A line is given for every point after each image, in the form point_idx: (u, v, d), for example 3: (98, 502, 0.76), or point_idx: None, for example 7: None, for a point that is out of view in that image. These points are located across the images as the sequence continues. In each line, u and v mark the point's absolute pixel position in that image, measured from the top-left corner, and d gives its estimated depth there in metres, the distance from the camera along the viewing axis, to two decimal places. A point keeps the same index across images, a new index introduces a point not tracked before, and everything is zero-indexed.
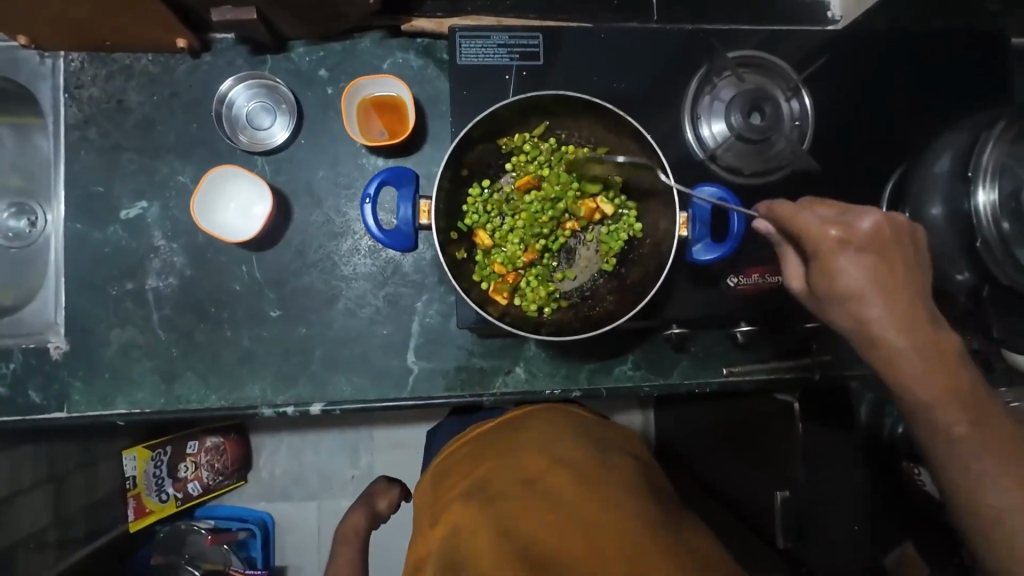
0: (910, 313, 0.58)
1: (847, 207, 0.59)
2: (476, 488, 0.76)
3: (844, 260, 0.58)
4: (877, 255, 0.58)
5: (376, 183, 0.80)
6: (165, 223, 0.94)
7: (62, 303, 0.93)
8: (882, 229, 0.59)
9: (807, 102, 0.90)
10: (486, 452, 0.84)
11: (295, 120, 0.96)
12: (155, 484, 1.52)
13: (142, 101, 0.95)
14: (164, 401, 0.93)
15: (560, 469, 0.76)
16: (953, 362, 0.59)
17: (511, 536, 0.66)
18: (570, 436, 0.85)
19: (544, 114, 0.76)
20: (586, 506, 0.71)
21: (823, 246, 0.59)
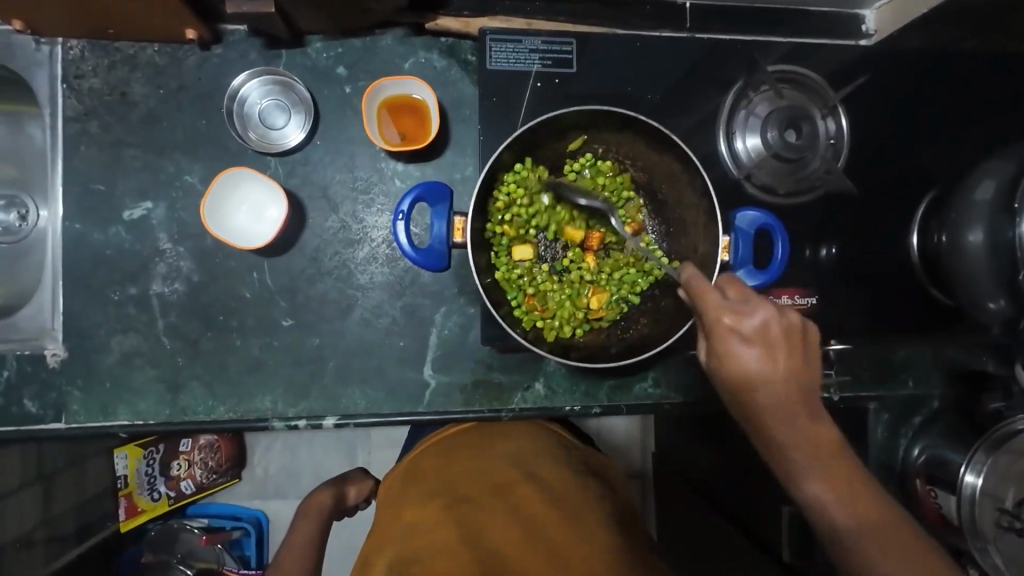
0: (794, 395, 0.62)
1: (762, 324, 0.61)
2: (444, 490, 0.89)
3: (736, 344, 0.62)
4: (764, 345, 0.61)
5: (410, 199, 0.79)
6: (172, 225, 0.89)
7: (59, 308, 0.87)
8: (791, 328, 0.62)
9: (842, 122, 0.89)
10: (460, 453, 0.96)
11: (312, 120, 0.91)
12: (149, 481, 1.53)
13: (147, 94, 0.89)
14: (169, 412, 0.88)
15: (527, 487, 0.89)
16: (836, 444, 0.64)
17: (469, 542, 0.79)
18: (546, 458, 0.96)
19: (582, 128, 0.74)
20: (546, 520, 0.85)
21: (718, 325, 0.62)
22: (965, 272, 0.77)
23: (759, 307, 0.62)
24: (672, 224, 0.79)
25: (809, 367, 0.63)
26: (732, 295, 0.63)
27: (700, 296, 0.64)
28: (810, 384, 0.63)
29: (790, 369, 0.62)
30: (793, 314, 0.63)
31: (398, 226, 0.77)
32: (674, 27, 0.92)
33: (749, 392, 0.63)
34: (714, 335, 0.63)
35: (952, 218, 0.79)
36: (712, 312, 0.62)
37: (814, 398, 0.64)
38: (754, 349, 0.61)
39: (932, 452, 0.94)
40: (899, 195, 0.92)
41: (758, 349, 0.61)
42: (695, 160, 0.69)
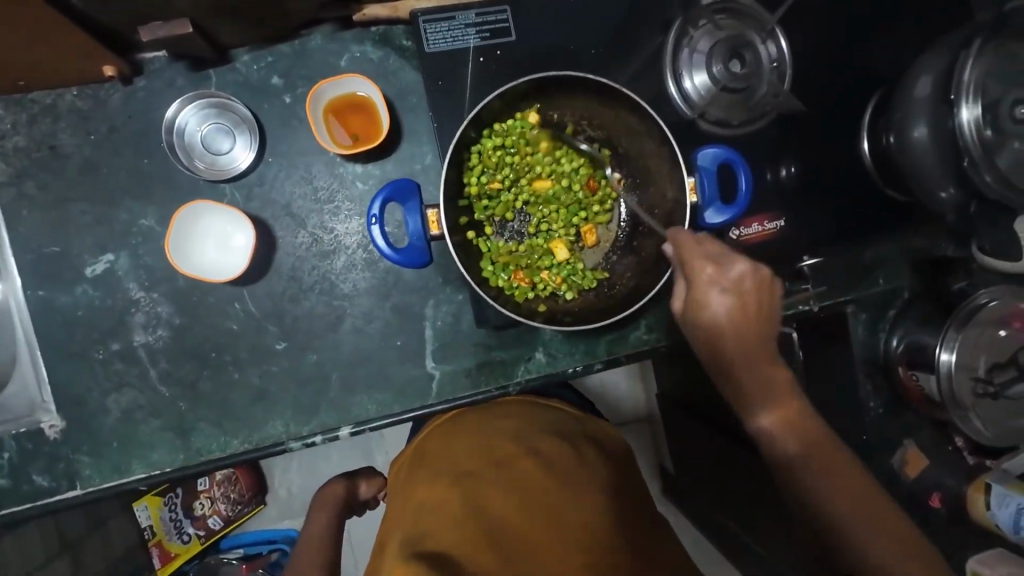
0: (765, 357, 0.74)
1: (724, 251, 0.72)
2: (442, 469, 0.89)
3: (716, 297, 0.71)
4: (741, 297, 0.71)
5: (379, 202, 0.79)
6: (139, 272, 0.87)
7: (44, 378, 0.85)
8: (745, 279, 0.71)
9: (783, 44, 0.90)
10: (453, 433, 0.97)
11: (258, 138, 0.88)
12: (175, 526, 1.55)
13: (79, 142, 0.85)
14: (183, 457, 0.88)
15: (526, 456, 0.89)
16: (804, 419, 0.75)
17: (472, 512, 0.80)
18: (538, 427, 0.97)
19: (533, 97, 0.74)
20: (546, 488, 0.85)
21: (702, 282, 0.71)
22: (915, 167, 0.81)
23: (738, 261, 0.71)
24: (637, 174, 0.80)
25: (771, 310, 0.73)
26: (710, 248, 0.72)
27: (680, 255, 0.72)
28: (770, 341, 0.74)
29: (772, 391, 0.75)
30: (763, 270, 0.72)
31: (374, 229, 0.77)
32: None
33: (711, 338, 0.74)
34: (694, 285, 0.72)
35: (896, 118, 0.82)
36: (685, 256, 0.71)
37: (760, 336, 0.73)
38: (710, 269, 0.71)
39: (910, 339, 0.97)
40: (845, 105, 0.95)
41: (731, 299, 0.71)
42: (649, 109, 0.70)
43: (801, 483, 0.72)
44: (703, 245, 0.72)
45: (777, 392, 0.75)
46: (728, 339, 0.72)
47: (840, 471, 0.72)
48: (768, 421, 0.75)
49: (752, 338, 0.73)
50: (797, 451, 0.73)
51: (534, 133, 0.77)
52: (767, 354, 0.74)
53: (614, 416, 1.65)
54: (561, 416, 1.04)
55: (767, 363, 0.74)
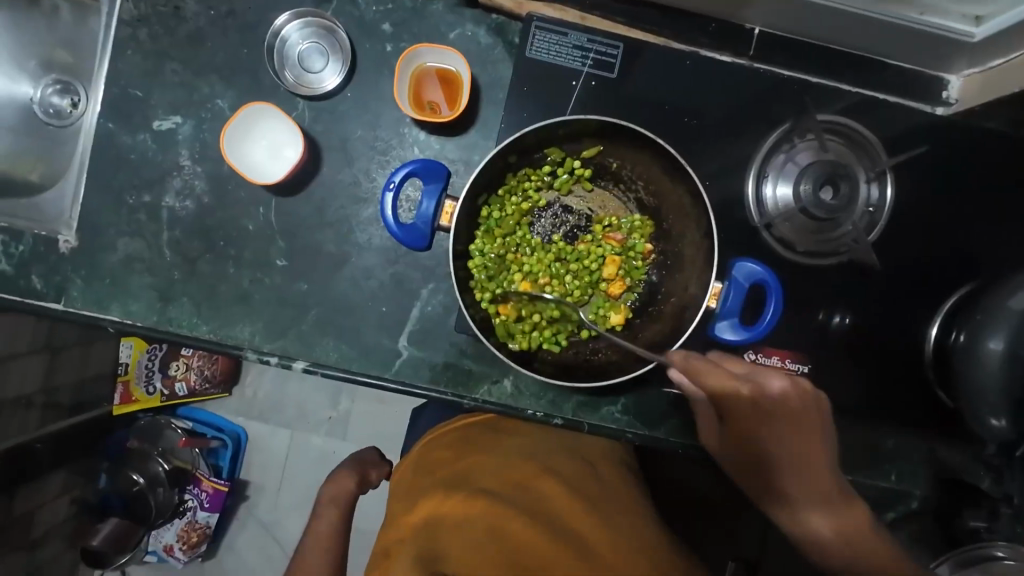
0: (811, 441, 0.70)
1: (756, 367, 0.69)
2: (456, 481, 0.92)
3: (746, 414, 0.69)
4: (784, 415, 0.69)
5: (404, 173, 0.80)
6: (195, 144, 0.92)
7: (78, 197, 0.92)
8: (788, 395, 0.69)
9: (888, 191, 0.83)
10: (464, 445, 1.00)
11: (346, 70, 0.91)
12: (146, 375, 1.61)
13: (199, 12, 0.91)
14: (155, 319, 0.92)
15: (543, 474, 0.92)
16: (863, 534, 0.70)
17: (495, 534, 0.82)
18: (552, 445, 1.00)
19: (598, 139, 0.71)
20: (571, 510, 0.87)
21: (734, 397, 0.69)
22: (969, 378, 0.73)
23: (772, 373, 0.69)
24: (671, 256, 0.76)
25: (811, 441, 0.70)
26: (732, 368, 0.70)
27: (696, 373, 0.69)
28: (817, 426, 0.70)
29: (826, 494, 0.70)
30: (806, 380, 0.70)
31: (385, 196, 0.79)
32: (735, 52, 0.86)
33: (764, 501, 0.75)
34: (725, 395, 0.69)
35: (976, 320, 0.74)
36: (719, 391, 0.68)
37: (820, 440, 0.70)
38: (744, 389, 0.68)
39: None
40: (928, 283, 0.85)
41: (760, 412, 0.69)
42: (705, 197, 0.67)
43: None
44: (731, 363, 0.71)
45: (865, 538, 0.69)
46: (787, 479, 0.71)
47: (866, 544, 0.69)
48: (822, 526, 0.70)
49: (831, 501, 0.70)
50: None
51: (585, 176, 0.76)
52: (818, 483, 0.70)
53: None
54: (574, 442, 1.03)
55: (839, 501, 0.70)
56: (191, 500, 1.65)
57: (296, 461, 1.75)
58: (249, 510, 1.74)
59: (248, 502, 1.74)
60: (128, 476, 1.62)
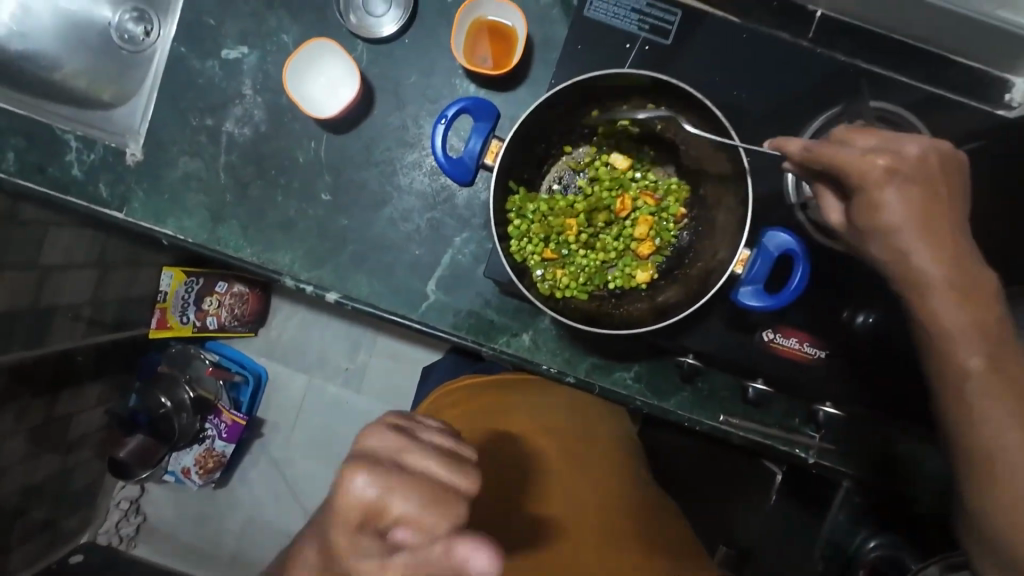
0: (946, 239, 0.60)
1: (889, 137, 0.60)
2: (465, 447, 0.90)
3: (889, 192, 0.59)
4: (920, 185, 0.59)
5: (456, 107, 0.82)
6: (257, 75, 0.97)
7: (147, 115, 0.99)
8: (928, 157, 0.60)
9: None
10: (470, 403, 0.95)
11: (407, 17, 0.94)
12: (182, 305, 1.66)
13: None
14: (205, 237, 0.99)
15: (546, 440, 0.96)
16: (988, 297, 0.60)
17: (498, 494, 0.91)
18: (562, 410, 1.01)
19: (647, 98, 0.74)
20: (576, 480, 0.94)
21: (869, 176, 0.59)
22: None
23: (909, 140, 0.60)
24: (702, 224, 0.78)
25: (960, 201, 0.61)
26: (862, 140, 0.61)
27: (815, 157, 0.63)
28: (958, 199, 0.61)
29: (974, 289, 0.60)
30: (945, 140, 0.62)
31: (437, 128, 0.81)
32: (794, 32, 0.86)
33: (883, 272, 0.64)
34: (867, 182, 0.59)
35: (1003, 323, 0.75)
36: (847, 165, 0.60)
37: (948, 225, 0.60)
38: (882, 161, 0.58)
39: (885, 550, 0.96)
40: None
41: (903, 189, 0.58)
42: (746, 163, 0.69)
43: (997, 460, 0.61)
44: (861, 136, 0.62)
45: (992, 324, 0.60)
46: (923, 257, 0.59)
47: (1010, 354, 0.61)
48: (941, 299, 0.60)
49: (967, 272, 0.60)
50: (978, 368, 0.60)
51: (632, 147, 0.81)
52: (958, 248, 0.60)
53: None
54: (582, 405, 1.04)
55: (975, 275, 0.60)
56: (211, 428, 1.73)
57: (311, 403, 1.83)
58: (263, 446, 1.84)
59: (263, 437, 1.84)
60: (157, 398, 1.66)
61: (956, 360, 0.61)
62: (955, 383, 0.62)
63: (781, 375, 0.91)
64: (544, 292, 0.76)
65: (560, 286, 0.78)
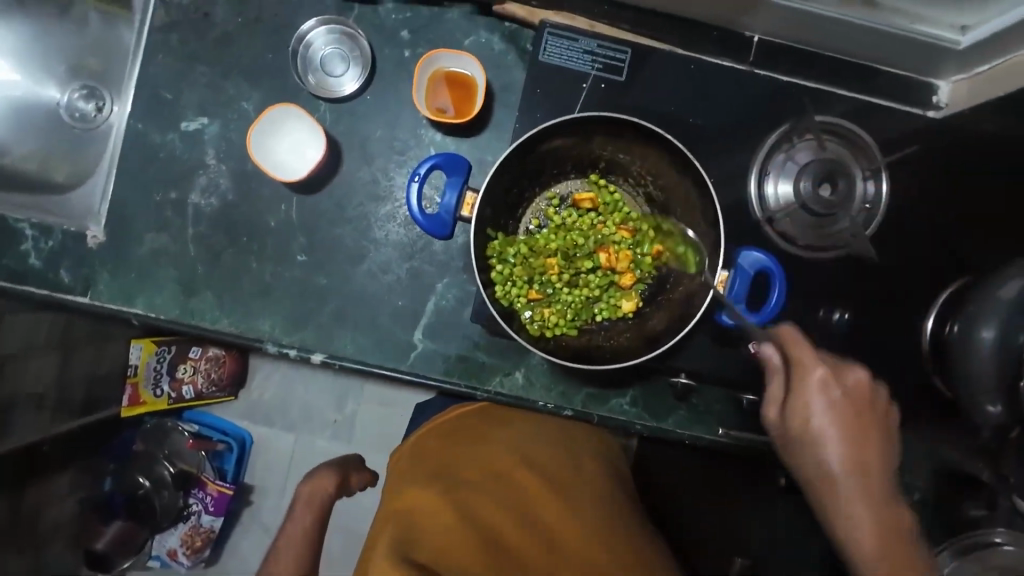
0: (855, 415, 0.75)
1: (839, 363, 0.76)
2: (439, 474, 0.94)
3: (792, 333, 0.76)
4: (834, 375, 0.76)
5: (428, 164, 0.84)
6: (220, 144, 0.96)
7: (107, 194, 0.96)
8: (858, 390, 0.76)
9: (884, 186, 0.87)
10: (465, 431, 1.01)
11: (366, 75, 0.96)
12: (154, 377, 1.60)
13: (226, 19, 0.97)
14: (178, 312, 0.96)
15: (525, 472, 0.95)
16: (886, 499, 0.74)
17: (469, 520, 0.87)
18: (546, 440, 1.01)
19: (609, 134, 0.76)
20: (548, 506, 0.92)
21: (786, 337, 0.76)
22: (966, 369, 0.76)
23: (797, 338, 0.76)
24: (679, 248, 0.81)
25: (875, 444, 0.76)
26: (796, 343, 0.76)
27: (787, 347, 0.76)
28: (884, 424, 0.78)
29: (869, 473, 0.74)
30: (880, 385, 0.78)
31: (413, 187, 0.82)
32: (735, 58, 0.91)
33: (796, 374, 0.76)
34: (794, 363, 0.76)
35: (968, 311, 0.78)
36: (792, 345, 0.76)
37: (873, 434, 0.76)
38: (796, 331, 0.76)
39: None
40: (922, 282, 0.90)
41: (829, 382, 0.75)
42: (711, 189, 0.71)
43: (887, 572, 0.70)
44: (803, 351, 0.76)
45: (874, 476, 0.74)
46: (828, 452, 0.74)
47: (903, 552, 0.72)
48: (830, 461, 0.74)
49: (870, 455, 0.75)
50: (863, 515, 0.73)
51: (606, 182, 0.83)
52: (854, 423, 0.75)
53: None
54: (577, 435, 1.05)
55: (878, 490, 0.74)
56: (195, 504, 1.63)
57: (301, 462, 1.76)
58: (254, 515, 1.75)
59: (252, 506, 1.75)
60: (134, 478, 1.59)
61: (836, 488, 0.74)
62: (845, 507, 0.73)
63: None
64: (531, 333, 0.77)
65: (549, 326, 0.79)
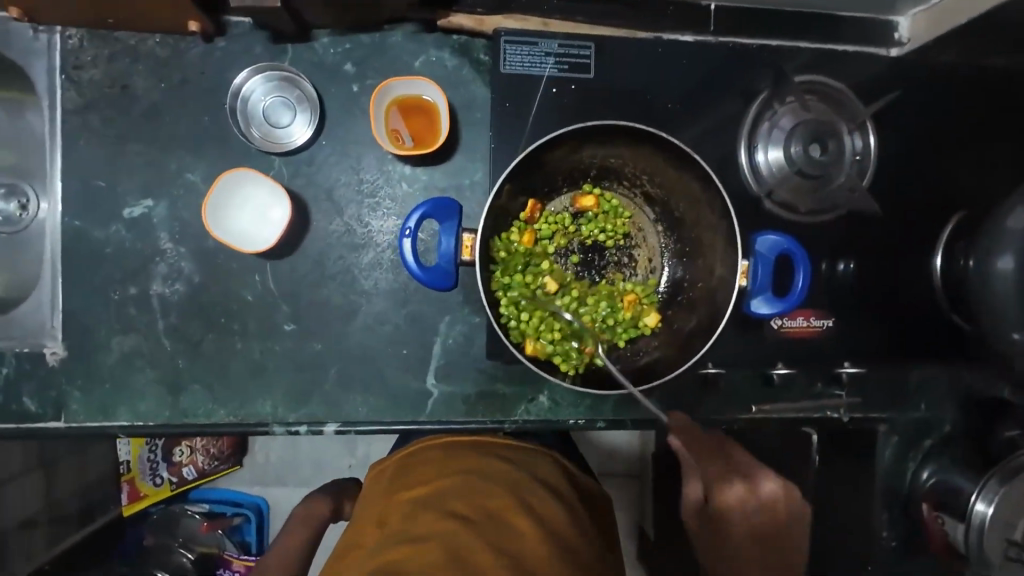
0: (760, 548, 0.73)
1: (749, 471, 0.73)
2: (425, 504, 0.72)
3: (747, 488, 0.73)
4: (763, 506, 0.72)
5: (418, 216, 0.80)
6: (173, 224, 0.88)
7: (58, 304, 0.87)
8: (777, 503, 0.73)
9: (869, 140, 0.88)
10: (455, 462, 0.81)
11: (317, 119, 0.88)
12: (150, 467, 1.46)
13: (149, 88, 0.88)
14: (168, 414, 0.87)
15: (529, 516, 0.71)
16: None
17: (460, 565, 0.61)
18: (547, 477, 0.82)
19: (603, 143, 0.79)
20: (553, 562, 0.66)
21: (724, 492, 0.72)
22: (989, 303, 0.76)
23: (761, 477, 0.73)
24: (688, 245, 0.86)
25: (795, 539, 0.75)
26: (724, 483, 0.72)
27: (705, 477, 0.73)
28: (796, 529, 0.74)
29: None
30: (796, 492, 0.74)
31: (405, 243, 0.78)
32: (696, 31, 0.88)
33: (722, 524, 0.72)
34: (715, 508, 0.72)
35: (981, 244, 0.78)
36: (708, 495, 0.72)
37: (790, 555, 0.74)
38: (729, 478, 0.72)
39: (943, 477, 0.89)
40: (919, 221, 0.92)
41: (750, 512, 0.72)
42: (714, 180, 0.75)
43: None
44: (715, 465, 0.74)
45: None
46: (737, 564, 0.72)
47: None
48: None
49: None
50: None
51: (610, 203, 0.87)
52: (769, 542, 0.73)
53: (607, 460, 1.47)
54: (579, 481, 0.89)
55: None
56: None
57: None
58: None
59: None
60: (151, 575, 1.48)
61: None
62: None
63: (797, 354, 0.92)
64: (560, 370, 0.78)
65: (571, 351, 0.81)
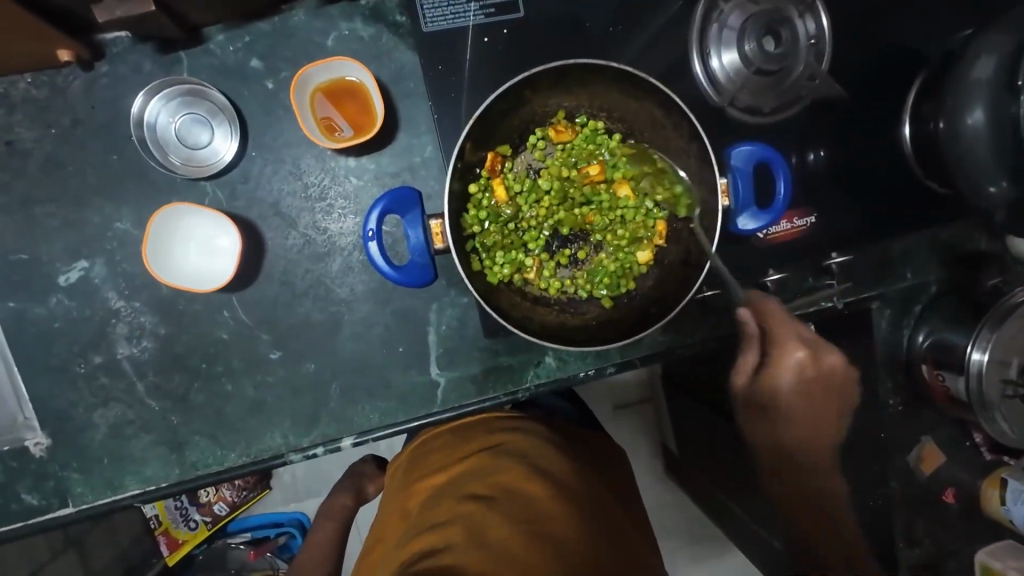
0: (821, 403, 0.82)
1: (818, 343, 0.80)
2: (443, 489, 0.79)
3: (785, 373, 0.79)
4: (820, 385, 0.80)
5: (378, 213, 0.75)
6: (117, 279, 0.81)
7: (23, 393, 0.81)
8: (835, 370, 0.80)
9: (823, 20, 0.84)
10: (464, 444, 0.86)
11: (239, 130, 0.80)
12: (181, 514, 1.42)
13: (39, 137, 0.78)
14: (179, 471, 0.84)
15: (540, 481, 0.77)
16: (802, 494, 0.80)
17: (478, 540, 0.67)
18: (554, 441, 0.87)
19: (558, 84, 0.77)
20: (564, 521, 0.72)
21: (779, 352, 0.79)
22: (964, 162, 0.76)
23: (828, 352, 0.80)
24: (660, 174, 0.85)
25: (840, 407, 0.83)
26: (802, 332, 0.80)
27: (761, 316, 0.80)
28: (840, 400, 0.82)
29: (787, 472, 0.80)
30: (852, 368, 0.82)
31: (371, 246, 0.74)
32: None
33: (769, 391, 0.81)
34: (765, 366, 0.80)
35: (949, 104, 0.77)
36: (777, 337, 0.79)
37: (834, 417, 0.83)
38: (799, 354, 0.78)
39: (937, 336, 0.89)
40: (879, 92, 0.90)
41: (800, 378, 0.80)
42: (677, 105, 0.73)
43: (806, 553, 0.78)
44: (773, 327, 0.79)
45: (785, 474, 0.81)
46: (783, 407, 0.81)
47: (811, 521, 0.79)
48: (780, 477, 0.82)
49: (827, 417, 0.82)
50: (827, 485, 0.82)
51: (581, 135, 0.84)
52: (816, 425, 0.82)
53: (617, 397, 1.51)
54: (587, 439, 0.95)
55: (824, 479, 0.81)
56: None
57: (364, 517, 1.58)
58: None
59: None
60: None
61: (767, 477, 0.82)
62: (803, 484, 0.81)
63: (786, 256, 0.91)
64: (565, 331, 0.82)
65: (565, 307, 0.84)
